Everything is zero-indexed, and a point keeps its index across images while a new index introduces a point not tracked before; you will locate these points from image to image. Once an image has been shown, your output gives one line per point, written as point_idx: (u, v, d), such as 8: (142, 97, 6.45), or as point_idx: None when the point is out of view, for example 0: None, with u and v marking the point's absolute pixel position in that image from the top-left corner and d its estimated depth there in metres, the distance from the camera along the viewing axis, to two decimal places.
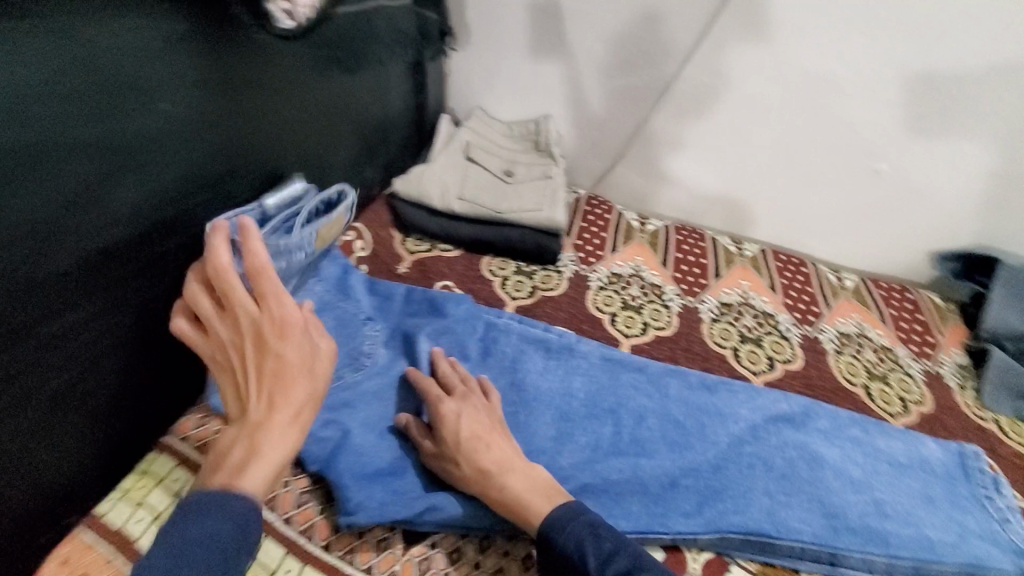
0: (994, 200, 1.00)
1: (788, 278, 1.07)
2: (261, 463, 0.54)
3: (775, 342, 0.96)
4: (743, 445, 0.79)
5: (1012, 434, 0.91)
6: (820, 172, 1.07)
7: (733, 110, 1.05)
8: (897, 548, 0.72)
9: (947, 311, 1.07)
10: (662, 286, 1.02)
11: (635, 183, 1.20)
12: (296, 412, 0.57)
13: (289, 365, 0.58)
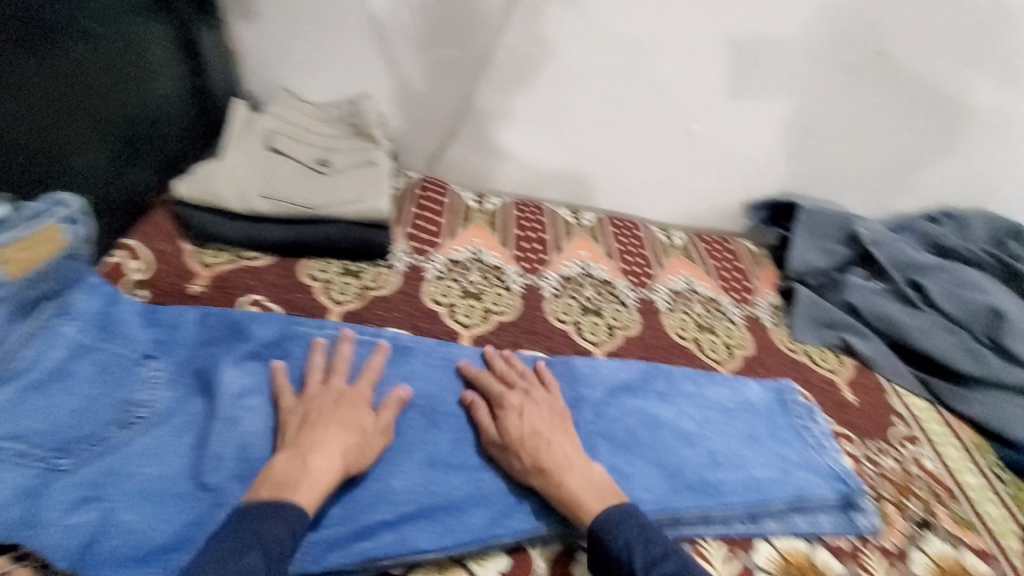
0: (793, 148, 1.10)
1: (623, 243, 1.06)
2: (315, 482, 0.58)
3: (616, 310, 0.93)
4: (593, 421, 0.73)
5: (822, 363, 0.96)
6: (645, 134, 1.08)
7: (557, 78, 1.02)
8: (729, 497, 0.70)
9: (762, 258, 1.16)
10: (502, 267, 0.94)
11: (473, 161, 1.11)
12: (348, 453, 0.61)
13: (354, 421, 0.63)
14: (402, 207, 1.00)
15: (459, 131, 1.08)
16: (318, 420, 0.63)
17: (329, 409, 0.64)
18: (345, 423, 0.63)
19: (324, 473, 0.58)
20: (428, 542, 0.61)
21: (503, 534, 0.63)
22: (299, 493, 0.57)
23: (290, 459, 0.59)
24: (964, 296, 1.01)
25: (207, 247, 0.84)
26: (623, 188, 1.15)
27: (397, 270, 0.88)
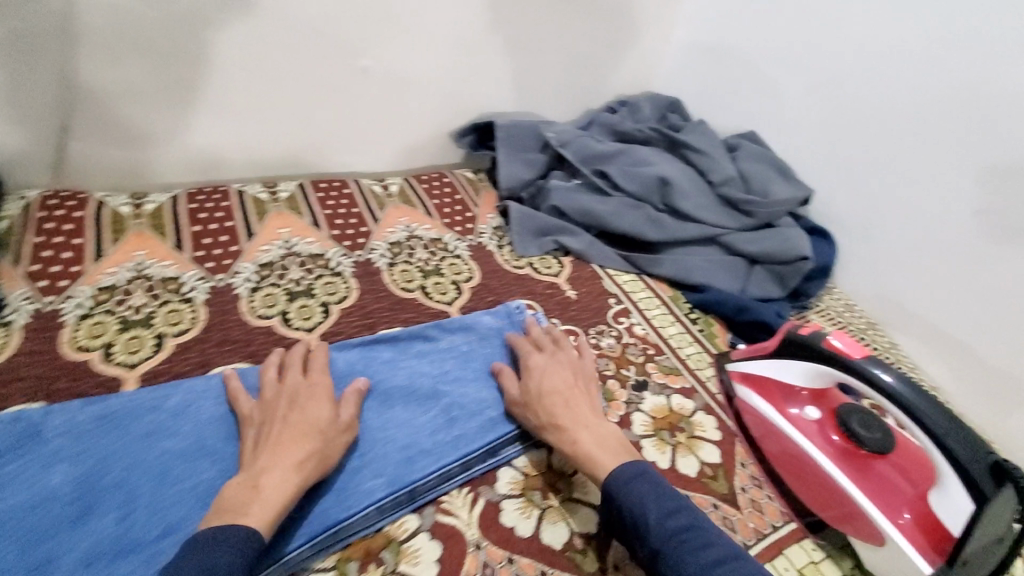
0: (593, 32, 1.07)
1: (438, 194, 0.97)
2: (264, 502, 0.46)
3: (452, 264, 0.83)
4: (431, 387, 0.62)
5: (544, 269, 0.87)
6: (303, 87, 0.88)
7: (148, 44, 0.74)
8: (471, 443, 0.57)
9: (480, 183, 1.04)
10: (440, 238, 0.88)
11: (112, 156, 0.82)
12: (301, 462, 0.49)
13: (304, 419, 0.51)
14: (315, 209, 0.86)
15: (72, 123, 0.76)
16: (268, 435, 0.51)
17: (279, 421, 0.52)
18: (292, 428, 0.51)
19: (276, 489, 0.47)
20: (361, 502, 0.51)
21: (453, 464, 0.55)
22: (250, 514, 0.45)
23: (243, 479, 0.48)
24: (641, 168, 0.94)
25: (8, 338, 0.61)
26: (309, 144, 0.95)
27: (349, 278, 0.77)
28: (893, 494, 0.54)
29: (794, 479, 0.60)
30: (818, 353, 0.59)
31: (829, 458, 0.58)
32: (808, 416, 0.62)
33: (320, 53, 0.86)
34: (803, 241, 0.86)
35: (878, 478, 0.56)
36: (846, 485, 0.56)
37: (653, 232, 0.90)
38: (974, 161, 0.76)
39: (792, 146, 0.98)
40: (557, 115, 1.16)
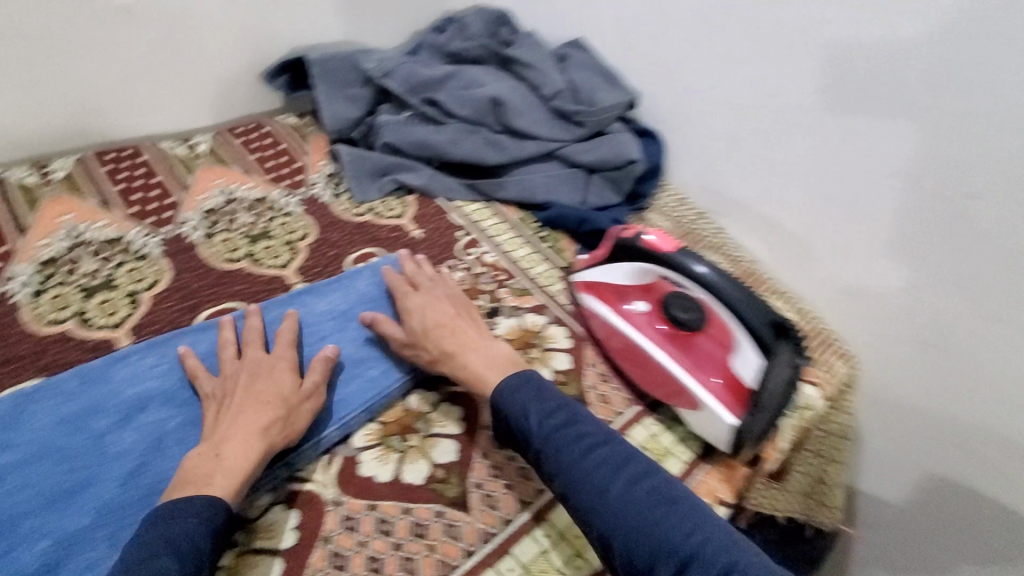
0: None
1: (257, 146, 0.88)
2: (227, 472, 0.46)
3: (282, 223, 0.77)
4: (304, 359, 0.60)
5: (385, 212, 0.83)
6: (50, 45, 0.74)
7: None
8: (377, 388, 0.59)
9: (306, 127, 0.94)
10: (265, 196, 0.80)
11: None
12: (267, 428, 0.49)
13: (268, 388, 0.52)
14: (103, 186, 0.75)
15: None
16: (230, 405, 0.51)
17: (241, 391, 0.52)
18: (252, 401, 0.50)
19: (241, 455, 0.47)
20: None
21: (330, 430, 0.55)
22: (216, 484, 0.46)
23: (205, 451, 0.48)
24: (472, 91, 0.90)
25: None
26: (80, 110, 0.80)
27: (159, 259, 0.68)
28: (712, 366, 0.61)
29: (635, 370, 0.65)
30: (640, 251, 0.64)
31: (660, 347, 0.63)
32: (640, 311, 0.66)
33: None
34: (632, 144, 0.87)
35: (700, 355, 0.62)
36: (674, 369, 0.62)
37: (493, 156, 0.89)
38: (758, 44, 0.82)
39: (615, 49, 0.99)
40: (382, 40, 1.07)
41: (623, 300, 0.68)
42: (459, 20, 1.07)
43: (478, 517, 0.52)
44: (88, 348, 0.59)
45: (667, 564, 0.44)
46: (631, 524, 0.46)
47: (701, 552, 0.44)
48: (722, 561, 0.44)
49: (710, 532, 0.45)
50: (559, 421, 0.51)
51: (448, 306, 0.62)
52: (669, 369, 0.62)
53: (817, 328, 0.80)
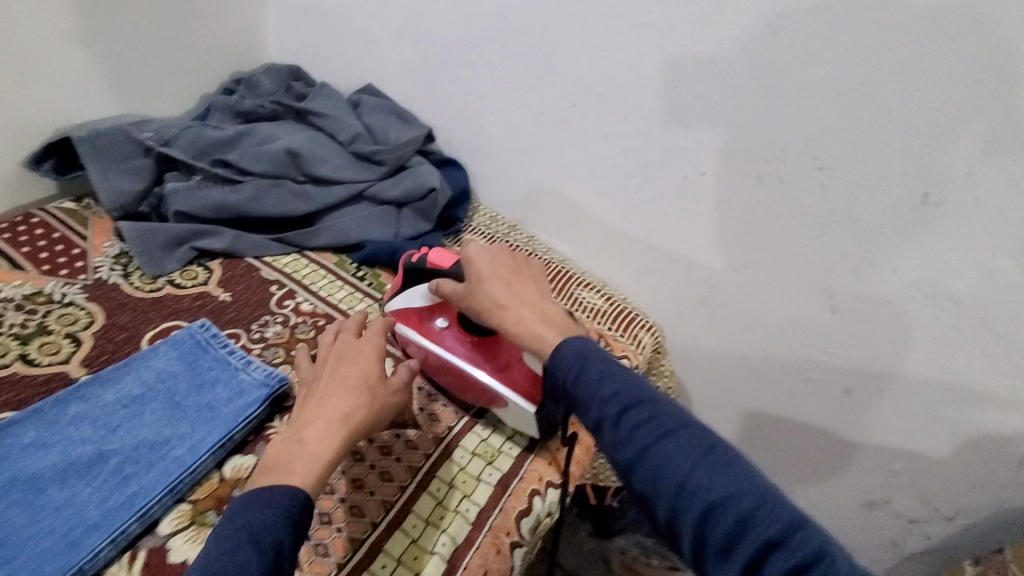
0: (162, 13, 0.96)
1: (26, 239, 0.81)
2: (307, 458, 0.49)
3: (61, 316, 0.71)
4: (94, 457, 0.57)
5: (186, 282, 0.80)
6: None
7: None
8: (181, 467, 0.57)
9: (87, 209, 0.88)
10: (39, 290, 0.74)
11: None
12: (347, 415, 0.52)
13: (351, 373, 0.55)
14: None
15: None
16: (318, 390, 0.55)
17: (325, 379, 0.55)
18: (338, 385, 0.54)
19: (319, 443, 0.50)
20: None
21: (130, 523, 0.53)
22: (294, 472, 0.48)
23: (286, 438, 0.51)
24: (266, 146, 0.91)
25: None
26: None
27: None
28: (511, 364, 0.64)
29: (450, 384, 0.68)
30: (427, 271, 0.69)
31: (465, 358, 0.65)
32: (439, 327, 0.68)
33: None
34: (431, 174, 0.93)
35: (501, 355, 0.65)
36: (478, 376, 0.64)
37: (299, 206, 0.89)
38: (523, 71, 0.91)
39: (404, 89, 1.05)
40: (167, 108, 1.03)
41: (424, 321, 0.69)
42: (249, 80, 1.07)
43: (307, 570, 0.52)
44: None
45: (689, 505, 0.43)
46: (653, 474, 0.45)
47: (726, 493, 0.43)
48: (743, 496, 0.42)
49: (742, 469, 0.44)
50: (612, 389, 0.49)
51: (506, 261, 0.62)
52: (476, 376, 0.64)
53: (623, 308, 0.89)
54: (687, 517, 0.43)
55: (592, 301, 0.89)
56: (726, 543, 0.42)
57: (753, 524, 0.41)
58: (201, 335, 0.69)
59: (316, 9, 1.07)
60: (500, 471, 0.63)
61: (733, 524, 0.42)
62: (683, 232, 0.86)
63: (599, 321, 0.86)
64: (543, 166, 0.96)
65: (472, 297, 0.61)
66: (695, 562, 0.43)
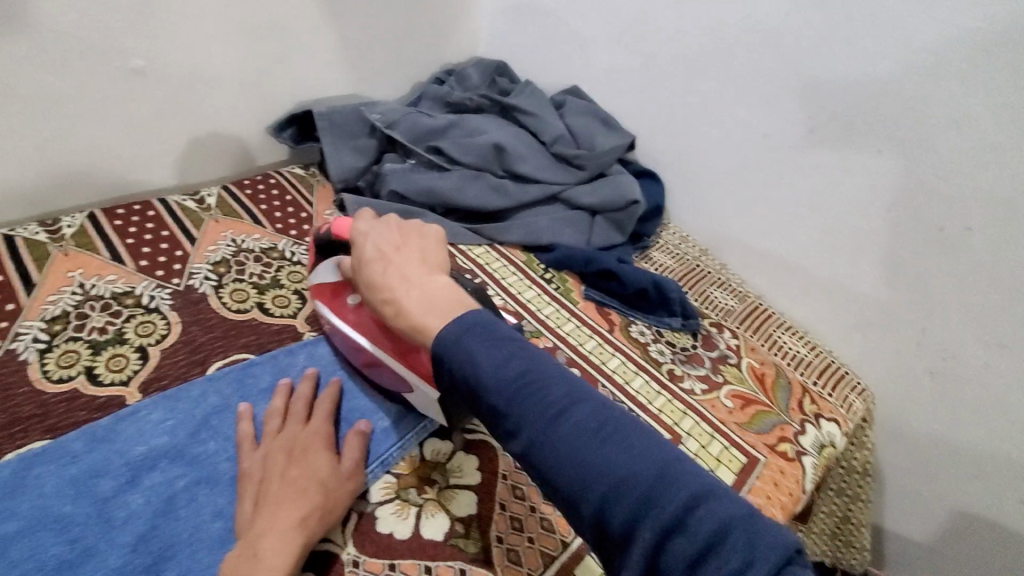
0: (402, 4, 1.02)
1: (265, 199, 0.89)
2: (268, 572, 0.43)
3: (291, 272, 0.78)
4: None
5: None
6: (63, 103, 0.74)
7: None
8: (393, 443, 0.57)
9: (312, 178, 0.96)
10: (273, 246, 0.81)
11: None
12: (303, 519, 0.46)
13: (305, 473, 0.49)
14: (114, 242, 0.75)
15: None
16: (268, 489, 0.48)
17: (278, 476, 0.48)
18: (287, 489, 0.47)
19: (279, 555, 0.44)
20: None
21: None
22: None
23: (243, 550, 0.44)
24: (476, 138, 0.93)
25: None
26: (91, 163, 0.81)
27: (168, 312, 0.68)
28: (412, 349, 0.55)
29: (368, 375, 0.60)
30: (334, 243, 0.59)
31: (375, 347, 0.57)
32: (350, 307, 0.60)
33: (75, 63, 0.73)
34: (633, 186, 0.90)
35: (404, 331, 0.56)
36: (387, 365, 0.56)
37: (498, 202, 0.90)
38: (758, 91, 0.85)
39: (610, 95, 1.03)
40: (386, 92, 1.10)
41: (342, 305, 0.61)
42: (459, 72, 1.11)
43: (502, 574, 0.50)
44: (97, 407, 0.58)
45: (614, 504, 0.34)
46: (568, 473, 0.36)
47: (654, 493, 0.34)
48: (671, 492, 0.34)
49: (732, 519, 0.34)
50: (515, 369, 0.39)
51: (388, 228, 0.52)
52: (387, 365, 0.57)
53: (829, 364, 0.81)
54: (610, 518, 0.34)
55: (791, 346, 0.83)
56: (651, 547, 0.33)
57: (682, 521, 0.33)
58: None
59: (535, 7, 1.08)
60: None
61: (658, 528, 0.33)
62: (928, 290, 0.75)
63: (798, 370, 0.80)
64: (753, 194, 0.90)
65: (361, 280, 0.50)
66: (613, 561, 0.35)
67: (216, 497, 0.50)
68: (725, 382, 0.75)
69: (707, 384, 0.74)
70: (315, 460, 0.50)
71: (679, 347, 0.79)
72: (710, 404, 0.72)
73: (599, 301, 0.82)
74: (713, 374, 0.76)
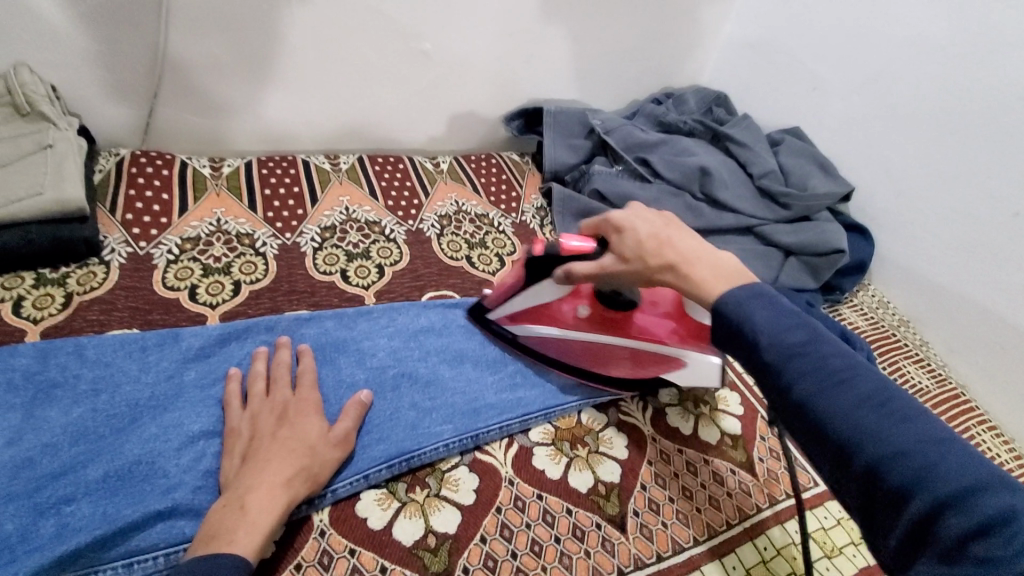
0: (644, 28, 1.11)
1: (485, 174, 1.02)
2: (250, 527, 0.44)
3: (496, 239, 0.90)
4: (501, 360, 0.68)
5: None
6: (369, 70, 0.95)
7: (234, 27, 0.82)
8: (556, 400, 0.64)
9: (525, 165, 1.08)
10: (486, 213, 0.94)
11: (191, 123, 0.89)
12: (290, 478, 0.47)
13: (294, 435, 0.50)
14: (373, 181, 0.93)
15: (161, 91, 0.84)
16: (255, 450, 0.50)
17: (268, 435, 0.50)
18: (277, 448, 0.49)
19: (263, 511, 0.45)
20: (431, 440, 0.57)
21: (514, 421, 0.61)
22: (237, 541, 0.43)
23: (229, 502, 0.46)
24: (684, 158, 0.97)
25: (107, 274, 0.68)
26: (368, 120, 1.01)
27: (402, 245, 0.84)
28: (653, 332, 0.66)
29: (630, 369, 0.66)
30: (556, 257, 0.62)
31: (610, 338, 0.67)
32: (580, 317, 0.67)
33: (385, 38, 0.92)
34: (839, 235, 0.88)
35: (637, 324, 0.67)
36: (649, 347, 0.65)
37: (691, 220, 0.92)
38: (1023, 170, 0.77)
39: (835, 142, 1.01)
40: (606, 104, 1.20)
41: (561, 315, 0.68)
42: (679, 96, 1.16)
43: (633, 541, 0.54)
44: (345, 298, 0.74)
45: (891, 462, 0.36)
46: (853, 423, 0.37)
47: (883, 402, 0.38)
48: (955, 470, 0.34)
49: (936, 448, 0.35)
50: (799, 337, 0.41)
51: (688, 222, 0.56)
52: (640, 349, 0.66)
53: None
54: (886, 475, 0.36)
55: (990, 447, 0.75)
56: (931, 513, 0.34)
57: (969, 496, 0.33)
58: None
59: (774, 46, 1.09)
60: (835, 571, 0.56)
61: (942, 493, 0.34)
62: None
63: None
64: (982, 276, 0.82)
65: (638, 262, 0.54)
66: (903, 545, 0.35)
67: (416, 392, 0.62)
68: None
69: None
70: (295, 424, 0.51)
71: None
72: None
73: None
74: None
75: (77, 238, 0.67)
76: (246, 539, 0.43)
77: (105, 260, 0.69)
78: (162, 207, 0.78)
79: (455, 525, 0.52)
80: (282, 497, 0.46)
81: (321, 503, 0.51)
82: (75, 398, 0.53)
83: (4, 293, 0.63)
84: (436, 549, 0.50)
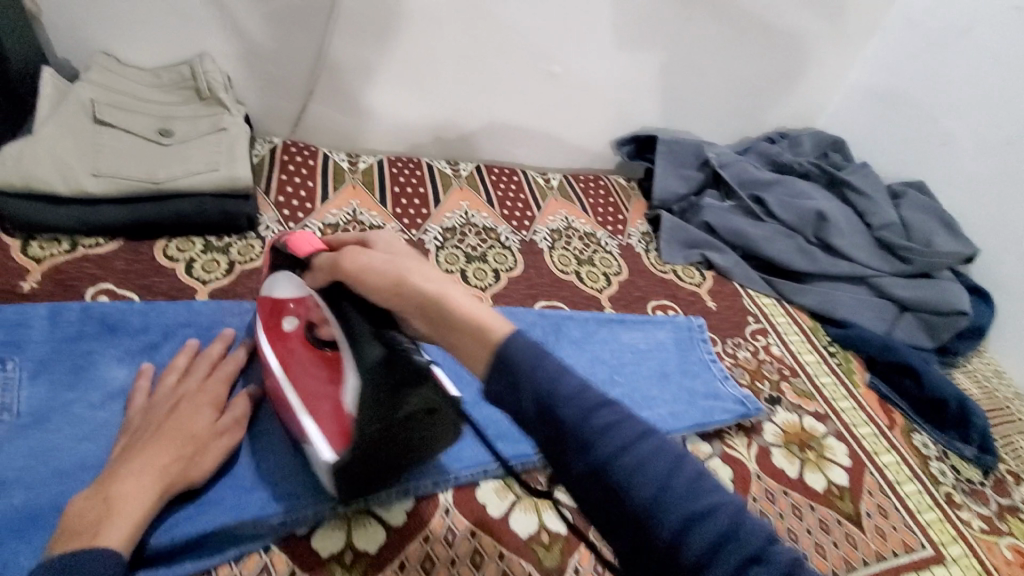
0: (764, 69, 1.12)
1: (594, 195, 1.04)
2: (121, 517, 0.42)
3: (603, 257, 0.92)
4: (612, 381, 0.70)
5: (687, 278, 0.92)
6: (498, 87, 1.00)
7: (388, 40, 0.90)
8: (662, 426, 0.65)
9: (632, 190, 1.10)
10: (593, 232, 0.96)
11: (337, 121, 0.97)
12: (165, 466, 0.46)
13: (176, 424, 0.49)
14: (489, 190, 0.97)
15: (315, 89, 0.93)
16: (135, 440, 0.48)
17: (154, 425, 0.49)
18: (163, 435, 0.48)
19: (133, 502, 0.43)
20: None
21: None
22: (105, 535, 0.41)
23: (93, 494, 0.43)
24: (800, 201, 0.96)
25: (262, 248, 0.75)
26: (487, 132, 1.06)
27: (516, 253, 0.87)
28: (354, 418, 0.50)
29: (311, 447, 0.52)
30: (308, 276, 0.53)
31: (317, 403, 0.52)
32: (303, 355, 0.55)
33: (518, 57, 0.98)
34: (961, 296, 0.86)
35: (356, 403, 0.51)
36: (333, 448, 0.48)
37: (802, 263, 0.92)
38: None
39: (961, 201, 0.97)
40: (717, 138, 1.20)
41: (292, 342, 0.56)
42: (793, 137, 1.15)
43: None
44: None
45: None
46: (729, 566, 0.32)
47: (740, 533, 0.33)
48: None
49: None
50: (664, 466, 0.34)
51: None
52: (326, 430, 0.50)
53: None
54: None
55: None
56: None
57: None
58: (694, 333, 0.80)
59: (901, 97, 1.07)
60: None
61: None
62: None
63: None
64: None
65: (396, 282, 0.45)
66: None
67: None
68: (1009, 533, 0.67)
69: (990, 525, 0.67)
70: (165, 420, 0.49)
71: (964, 477, 0.72)
72: (988, 546, 0.65)
73: (883, 395, 0.79)
74: (998, 519, 0.68)
75: (242, 214, 0.74)
76: (117, 530, 0.42)
77: (259, 236, 0.76)
78: (307, 193, 0.86)
79: (565, 527, 0.55)
80: (156, 486, 0.45)
81: (447, 484, 0.56)
82: (236, 354, 0.59)
83: (179, 255, 0.71)
84: (548, 546, 0.54)
